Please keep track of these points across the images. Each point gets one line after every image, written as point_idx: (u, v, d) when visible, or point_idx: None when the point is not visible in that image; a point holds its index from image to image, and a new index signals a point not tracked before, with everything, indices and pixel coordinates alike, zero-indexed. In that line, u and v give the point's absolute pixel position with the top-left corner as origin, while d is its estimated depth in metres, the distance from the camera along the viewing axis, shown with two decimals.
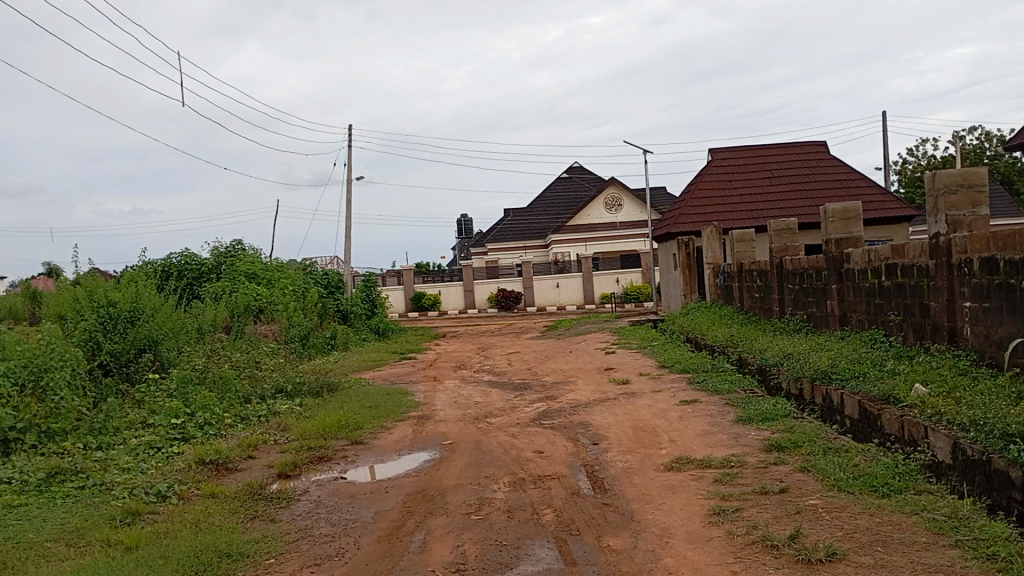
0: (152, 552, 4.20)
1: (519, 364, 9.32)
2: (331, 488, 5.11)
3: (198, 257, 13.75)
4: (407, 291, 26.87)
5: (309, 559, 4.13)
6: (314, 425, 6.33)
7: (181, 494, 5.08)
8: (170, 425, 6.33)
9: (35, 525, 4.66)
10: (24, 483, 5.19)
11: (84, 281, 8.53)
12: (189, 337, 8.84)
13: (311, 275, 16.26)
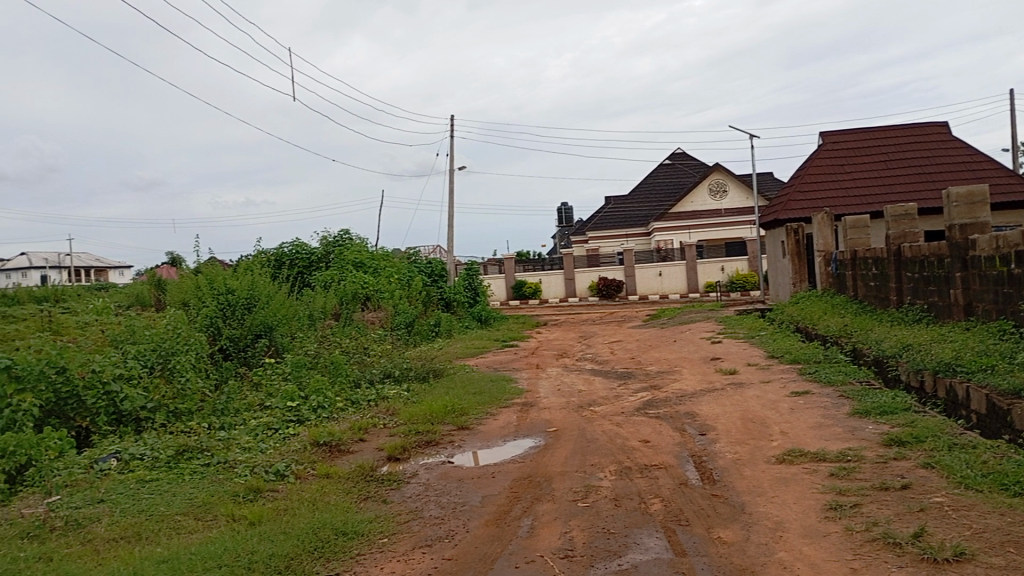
0: (273, 528, 4.42)
1: (622, 353, 9.27)
2: (439, 472, 5.22)
3: (308, 247, 14.27)
4: (508, 279, 27.16)
5: (421, 540, 4.24)
6: (422, 409, 6.48)
7: (298, 473, 5.30)
8: (287, 407, 6.60)
9: (167, 499, 4.96)
10: (155, 460, 5.55)
11: (205, 270, 9.03)
12: (301, 323, 9.19)
13: (415, 264, 16.64)
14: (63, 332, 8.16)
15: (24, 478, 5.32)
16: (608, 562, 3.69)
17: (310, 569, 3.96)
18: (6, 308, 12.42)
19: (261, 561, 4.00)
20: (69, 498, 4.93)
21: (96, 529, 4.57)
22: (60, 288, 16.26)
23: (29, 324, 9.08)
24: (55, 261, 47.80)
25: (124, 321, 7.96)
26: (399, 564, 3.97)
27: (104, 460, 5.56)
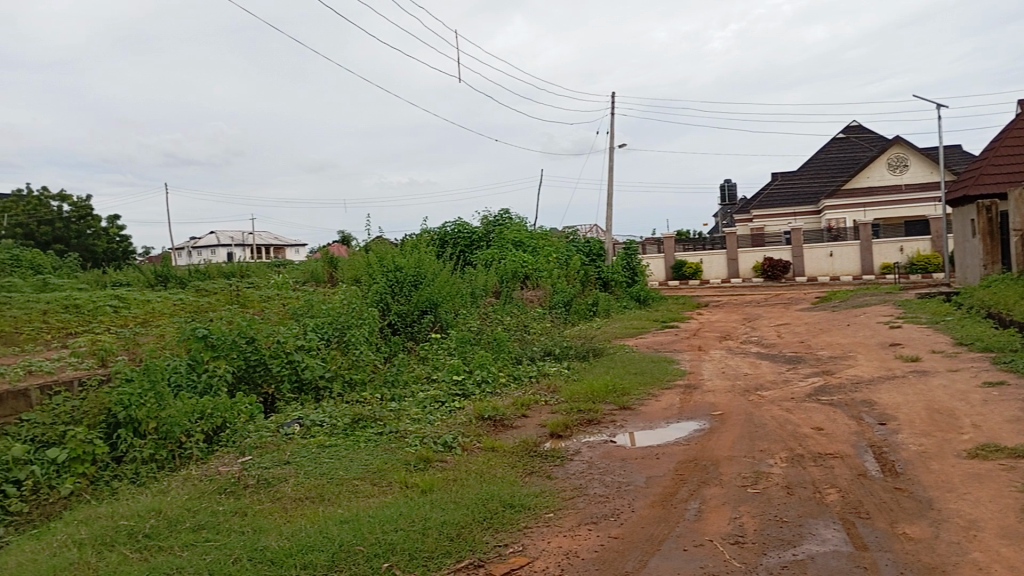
0: (444, 497, 4.59)
1: (790, 336, 8.91)
2: (602, 450, 5.23)
3: (470, 225, 14.67)
4: (667, 259, 26.83)
5: (586, 517, 4.28)
6: (583, 388, 6.52)
7: (465, 445, 5.47)
8: (452, 380, 6.84)
9: (345, 463, 5.27)
10: (334, 427, 5.90)
11: (375, 249, 9.50)
12: (464, 300, 9.45)
13: (574, 243, 16.73)
14: (250, 305, 8.82)
15: (220, 437, 5.81)
16: (781, 552, 3.58)
17: (481, 538, 4.09)
18: (201, 283, 13.59)
19: (434, 528, 4.18)
20: (259, 459, 5.34)
21: (284, 488, 4.93)
22: (248, 264, 17.59)
23: (221, 298, 9.88)
24: (240, 240, 51.72)
25: (303, 296, 8.49)
26: (566, 539, 4.03)
27: (289, 424, 5.98)
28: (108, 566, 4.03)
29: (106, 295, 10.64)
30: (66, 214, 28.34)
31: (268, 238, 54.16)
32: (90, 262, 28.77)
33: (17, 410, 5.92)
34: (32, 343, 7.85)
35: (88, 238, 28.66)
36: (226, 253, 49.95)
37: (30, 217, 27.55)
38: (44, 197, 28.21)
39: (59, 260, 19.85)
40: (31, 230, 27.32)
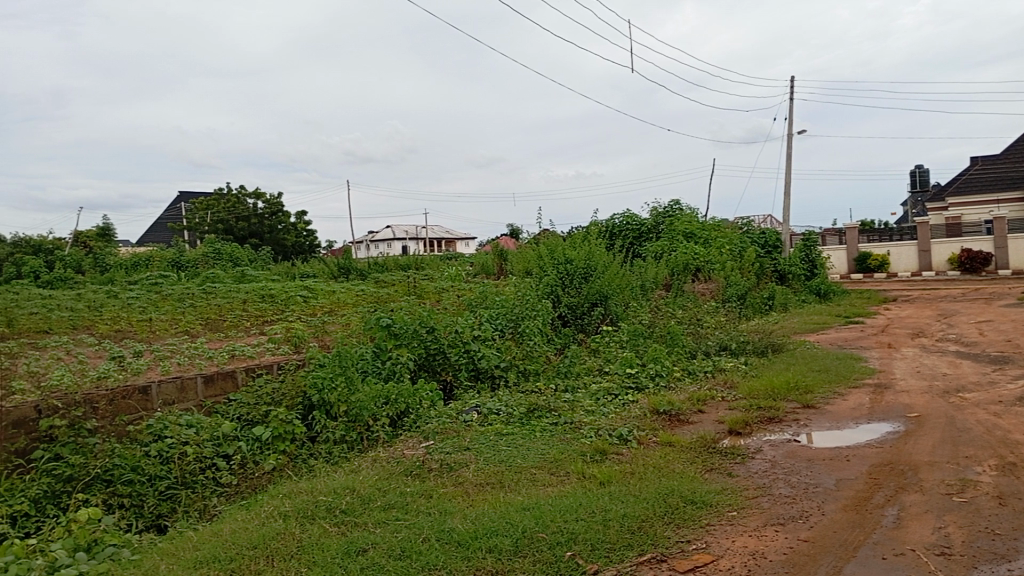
0: (623, 489, 4.59)
1: (994, 334, 8.19)
2: (786, 450, 5.04)
3: (639, 217, 14.64)
4: (850, 252, 25.92)
5: (772, 518, 4.14)
6: (763, 384, 6.32)
7: (640, 439, 5.43)
8: (626, 373, 6.82)
9: (522, 452, 5.38)
10: (510, 415, 6.03)
11: (546, 241, 9.69)
12: (635, 293, 9.42)
13: (748, 234, 16.28)
14: (426, 296, 9.19)
15: (404, 421, 6.10)
16: (995, 566, 3.32)
17: (662, 533, 4.06)
18: (382, 274, 14.37)
19: (615, 520, 4.19)
20: (441, 443, 5.56)
21: (465, 473, 5.10)
22: (423, 256, 18.35)
23: (399, 289, 10.37)
24: (412, 233, 54.06)
25: (477, 288, 8.76)
26: (752, 539, 3.92)
27: (467, 412, 6.18)
28: (310, 537, 4.35)
29: (296, 285, 11.45)
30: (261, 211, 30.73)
31: (438, 231, 56.20)
32: (281, 255, 31.07)
33: (225, 390, 6.50)
34: (234, 329, 8.57)
35: (280, 232, 30.90)
36: (400, 246, 52.38)
37: (230, 212, 30.10)
38: (242, 194, 30.73)
39: (257, 252, 21.60)
40: (231, 224, 29.91)
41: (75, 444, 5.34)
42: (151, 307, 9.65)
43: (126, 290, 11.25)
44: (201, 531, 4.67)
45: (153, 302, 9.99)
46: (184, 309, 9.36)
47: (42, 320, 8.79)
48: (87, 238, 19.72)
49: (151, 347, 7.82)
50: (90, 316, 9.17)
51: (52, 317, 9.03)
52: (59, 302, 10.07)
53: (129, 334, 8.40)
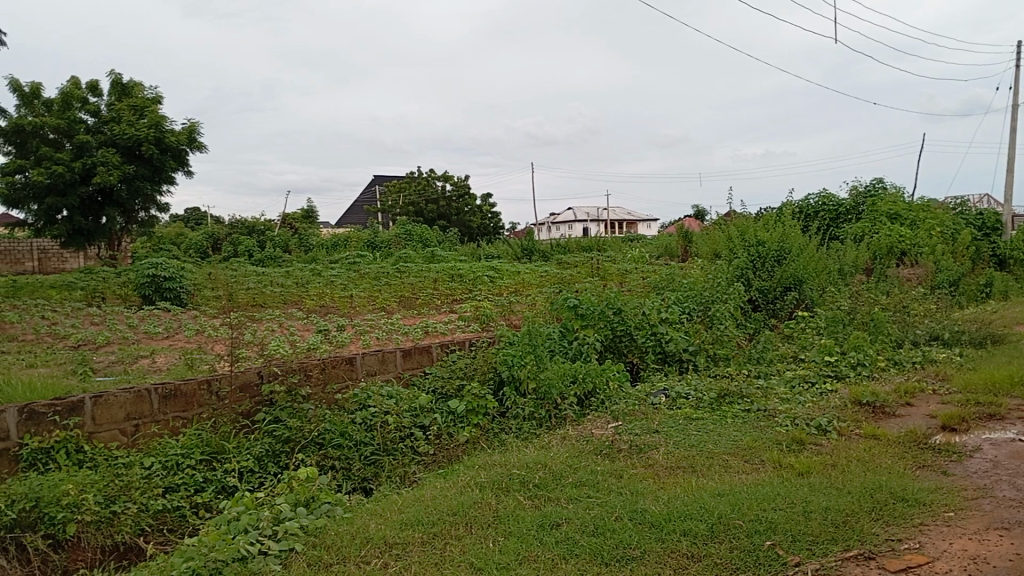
0: (825, 481, 4.40)
1: None
2: (1009, 450, 4.65)
3: (836, 197, 13.97)
4: None
5: (996, 522, 3.84)
6: (981, 378, 5.84)
7: (841, 430, 5.18)
8: (825, 361, 6.51)
9: (713, 437, 5.28)
10: (700, 400, 5.94)
11: (736, 223, 9.46)
12: (833, 277, 8.99)
13: (963, 215, 15.07)
14: (610, 277, 9.20)
15: (592, 401, 6.17)
16: None
17: (869, 528, 3.86)
18: (566, 255, 14.57)
19: (818, 512, 4.03)
20: (630, 425, 5.56)
21: (655, 455, 5.08)
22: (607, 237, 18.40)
23: (583, 270, 10.46)
24: (592, 215, 54.16)
25: (664, 270, 8.69)
26: (972, 543, 3.65)
27: (656, 395, 6.15)
28: (505, 508, 4.51)
29: (483, 265, 11.87)
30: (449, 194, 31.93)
31: (617, 213, 55.99)
32: (467, 237, 32.18)
33: (421, 364, 6.84)
34: (427, 307, 9.00)
35: (466, 214, 31.98)
36: (580, 227, 52.64)
37: (420, 196, 31.43)
38: (431, 177, 32.07)
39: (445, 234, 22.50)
40: (421, 207, 31.29)
41: (291, 408, 5.82)
42: (352, 284, 10.32)
43: (328, 268, 12.10)
44: (404, 495, 4.94)
45: (352, 280, 10.68)
46: (381, 287, 9.94)
47: (258, 295, 9.65)
48: (293, 218, 21.38)
49: (352, 321, 8.37)
50: (299, 292, 9.96)
51: (267, 292, 9.89)
52: (272, 278, 10.99)
53: (332, 309, 9.03)
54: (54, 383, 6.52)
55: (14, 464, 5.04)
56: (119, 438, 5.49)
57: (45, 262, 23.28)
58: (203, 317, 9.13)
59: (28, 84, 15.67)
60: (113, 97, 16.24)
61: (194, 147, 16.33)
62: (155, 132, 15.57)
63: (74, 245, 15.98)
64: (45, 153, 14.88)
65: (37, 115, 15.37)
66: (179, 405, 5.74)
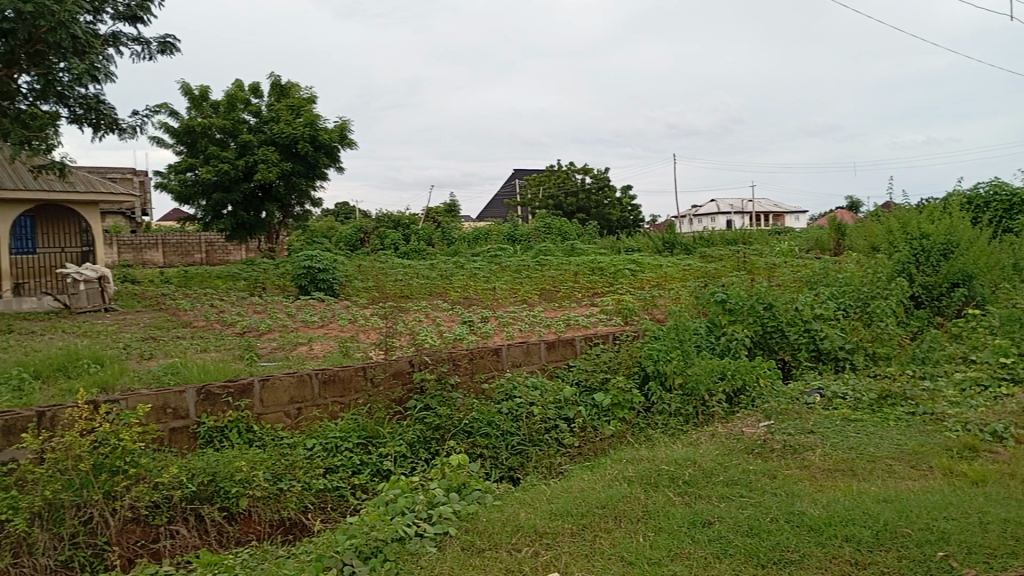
0: (1003, 492, 4.12)
1: None
2: None
3: (1011, 186, 12.98)
4: None
5: None
6: None
7: (1020, 437, 4.82)
8: (999, 363, 6.07)
9: (875, 440, 5.03)
10: (858, 401, 5.70)
11: (897, 214, 8.98)
12: (1007, 273, 8.37)
13: None
14: (757, 271, 8.94)
15: (741, 399, 6.03)
16: None
17: None
18: (710, 248, 14.30)
19: (996, 524, 3.77)
20: (783, 424, 5.39)
21: (810, 456, 4.89)
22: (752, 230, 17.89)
23: (728, 263, 10.24)
24: (736, 207, 52.84)
25: (816, 265, 8.38)
26: None
27: (810, 394, 5.93)
28: (655, 504, 4.47)
29: (625, 258, 11.83)
30: (589, 186, 31.97)
31: (760, 205, 54.19)
32: (607, 229, 32.03)
33: (566, 356, 6.89)
34: (568, 300, 9.04)
35: (606, 206, 31.83)
36: (723, 220, 51.47)
37: (560, 189, 31.72)
38: (571, 170, 32.23)
39: (586, 226, 22.50)
40: (561, 200, 31.56)
41: (441, 396, 5.99)
42: (494, 277, 10.52)
43: (470, 260, 12.38)
44: (552, 486, 4.99)
45: (495, 272, 10.91)
46: (523, 280, 10.07)
47: (405, 287, 10.00)
48: (435, 212, 21.97)
49: (496, 313, 8.54)
50: (445, 284, 10.26)
51: (414, 284, 10.26)
52: (419, 270, 11.37)
53: (476, 301, 9.24)
54: (225, 366, 7.02)
55: (193, 441, 5.45)
56: (284, 420, 5.84)
57: (212, 254, 25.02)
58: (355, 307, 9.58)
59: (198, 87, 16.87)
60: (272, 97, 17.23)
61: (346, 144, 17.08)
62: (310, 130, 16.40)
63: (236, 238, 17.12)
64: (212, 152, 16.01)
65: (205, 117, 16.54)
66: (337, 390, 6.04)
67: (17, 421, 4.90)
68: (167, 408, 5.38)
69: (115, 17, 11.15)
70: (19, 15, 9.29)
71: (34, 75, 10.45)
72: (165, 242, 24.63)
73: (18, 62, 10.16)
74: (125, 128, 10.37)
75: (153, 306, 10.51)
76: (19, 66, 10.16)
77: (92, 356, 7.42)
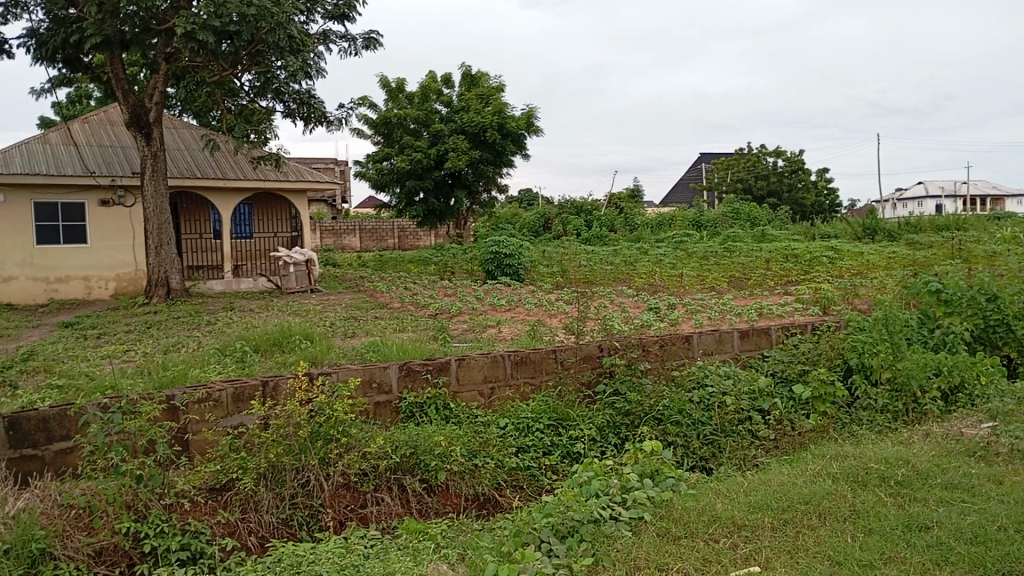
0: None
1: None
2: None
3: None
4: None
5: None
6: None
7: None
8: None
9: None
10: None
11: None
12: None
13: None
14: (975, 260, 8.23)
15: (959, 398, 5.62)
16: None
17: None
18: (918, 235, 13.32)
19: None
20: (1009, 425, 4.94)
21: None
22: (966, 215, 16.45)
23: (940, 251, 9.48)
24: (946, 191, 48.80)
25: None
26: None
27: None
28: (864, 503, 4.23)
29: (822, 245, 11.26)
30: (781, 170, 30.66)
31: (973, 188, 49.68)
32: (799, 215, 30.61)
33: (760, 346, 6.65)
34: (760, 288, 8.72)
35: (799, 191, 30.41)
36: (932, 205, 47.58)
37: (750, 173, 30.71)
38: (762, 153, 31.06)
39: (777, 211, 21.60)
40: (751, 184, 30.53)
41: (631, 382, 5.96)
42: (680, 263, 10.36)
43: (655, 246, 12.25)
44: (749, 478, 4.84)
45: (681, 259, 10.72)
46: (711, 267, 9.85)
47: (590, 273, 10.05)
48: (618, 198, 21.86)
49: (682, 300, 8.38)
50: (630, 270, 10.20)
51: (600, 270, 10.28)
52: (603, 257, 11.39)
53: (662, 287, 9.11)
54: (420, 346, 7.34)
55: (395, 414, 5.76)
56: (478, 399, 6.04)
57: (403, 239, 26.25)
58: (540, 292, 9.73)
59: (394, 80, 17.72)
60: (463, 87, 17.82)
61: (532, 131, 17.36)
62: (498, 118, 16.80)
63: (427, 224, 17.86)
64: (407, 142, 16.81)
65: (401, 108, 17.37)
66: (528, 371, 6.18)
67: (245, 389, 5.36)
68: (373, 382, 5.71)
69: (325, 16, 11.94)
70: (243, 18, 10.14)
71: (254, 74, 11.46)
72: (362, 227, 26.13)
73: (241, 61, 11.12)
74: (331, 120, 11.09)
75: (353, 287, 11.19)
76: (242, 65, 11.15)
77: (302, 332, 8.00)
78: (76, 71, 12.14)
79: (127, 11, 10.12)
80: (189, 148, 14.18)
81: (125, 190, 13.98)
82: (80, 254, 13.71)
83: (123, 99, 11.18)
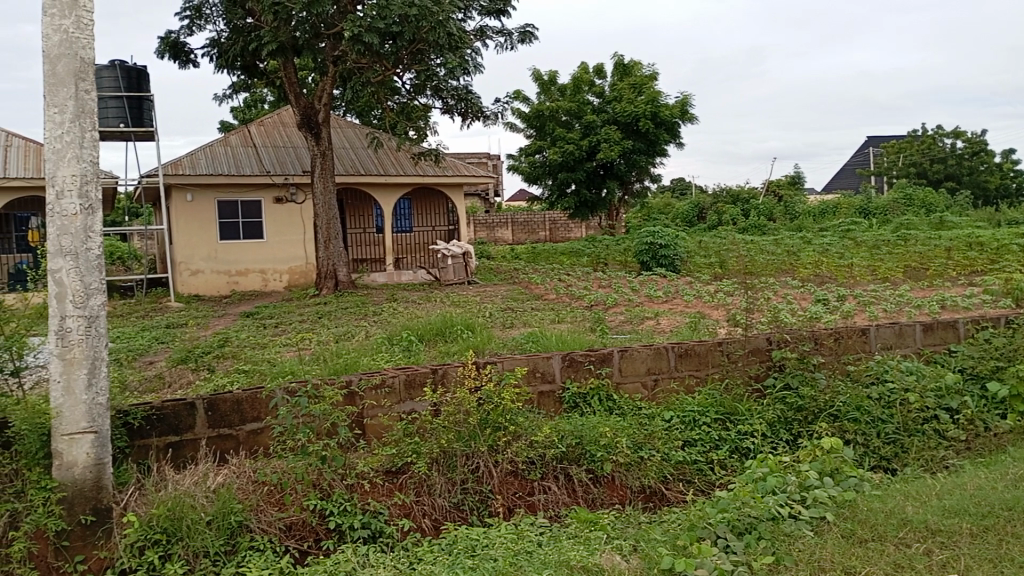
0: None
1: None
2: None
3: None
4: None
5: None
6: None
7: None
8: None
9: None
10: None
11: None
12: None
13: None
14: None
15: None
16: None
17: None
18: None
19: None
20: None
21: None
22: None
23: None
24: None
25: None
26: None
27: None
28: None
29: (1012, 232, 10.41)
30: (960, 151, 28.54)
31: None
32: (981, 200, 28.33)
33: (946, 341, 6.23)
34: (940, 278, 8.14)
35: (982, 173, 28.16)
36: None
37: (925, 156, 29.00)
38: (938, 135, 29.11)
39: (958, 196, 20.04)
40: (925, 168, 28.89)
41: (802, 376, 5.67)
42: (850, 253, 9.85)
43: (820, 235, 11.70)
44: (940, 480, 4.53)
45: (849, 248, 10.20)
46: (884, 257, 9.31)
47: (751, 262, 9.74)
48: (777, 185, 21.04)
49: (853, 291, 7.95)
50: (794, 260, 9.80)
51: (763, 260, 9.93)
52: (764, 246, 11.01)
53: (829, 278, 8.69)
54: (579, 337, 7.33)
55: (558, 405, 5.80)
56: (642, 390, 5.97)
57: (553, 231, 26.40)
58: (699, 284, 9.52)
59: (547, 73, 17.84)
60: (616, 77, 17.69)
61: (686, 120, 16.99)
62: (651, 107, 16.53)
63: (579, 216, 17.85)
64: (560, 134, 16.91)
65: (553, 101, 17.46)
66: (694, 363, 6.07)
67: (416, 376, 5.55)
68: (537, 372, 5.76)
69: (483, 12, 12.17)
70: (405, 18, 10.50)
71: (415, 72, 11.85)
72: (515, 221, 26.48)
73: (403, 60, 11.51)
74: (488, 115, 11.30)
75: (508, 279, 11.40)
76: (404, 64, 11.56)
77: (464, 322, 8.19)
78: (252, 77, 12.99)
79: (301, 17, 10.69)
80: (354, 146, 14.89)
81: (296, 187, 14.84)
82: (257, 248, 14.70)
83: (295, 102, 11.84)
